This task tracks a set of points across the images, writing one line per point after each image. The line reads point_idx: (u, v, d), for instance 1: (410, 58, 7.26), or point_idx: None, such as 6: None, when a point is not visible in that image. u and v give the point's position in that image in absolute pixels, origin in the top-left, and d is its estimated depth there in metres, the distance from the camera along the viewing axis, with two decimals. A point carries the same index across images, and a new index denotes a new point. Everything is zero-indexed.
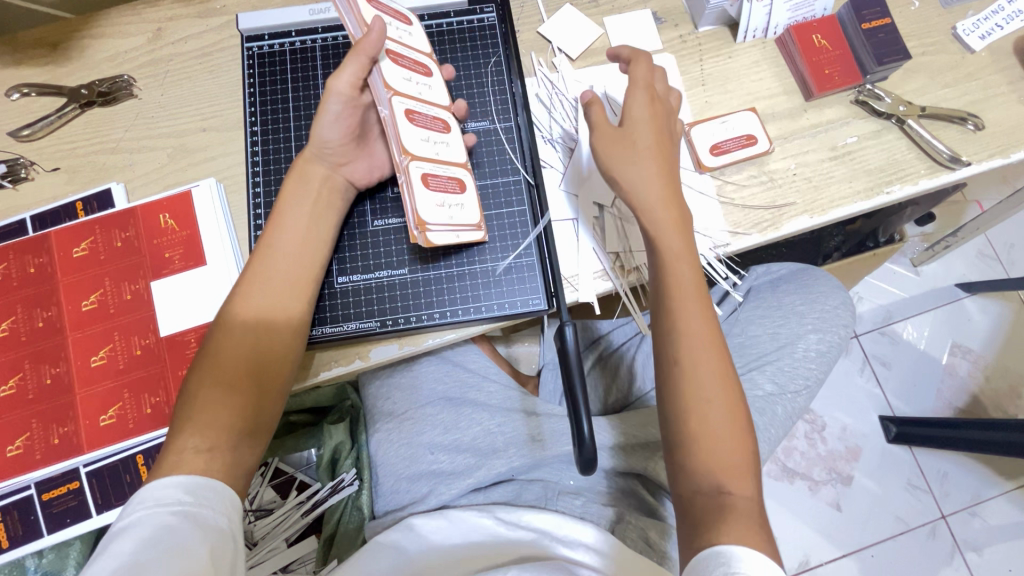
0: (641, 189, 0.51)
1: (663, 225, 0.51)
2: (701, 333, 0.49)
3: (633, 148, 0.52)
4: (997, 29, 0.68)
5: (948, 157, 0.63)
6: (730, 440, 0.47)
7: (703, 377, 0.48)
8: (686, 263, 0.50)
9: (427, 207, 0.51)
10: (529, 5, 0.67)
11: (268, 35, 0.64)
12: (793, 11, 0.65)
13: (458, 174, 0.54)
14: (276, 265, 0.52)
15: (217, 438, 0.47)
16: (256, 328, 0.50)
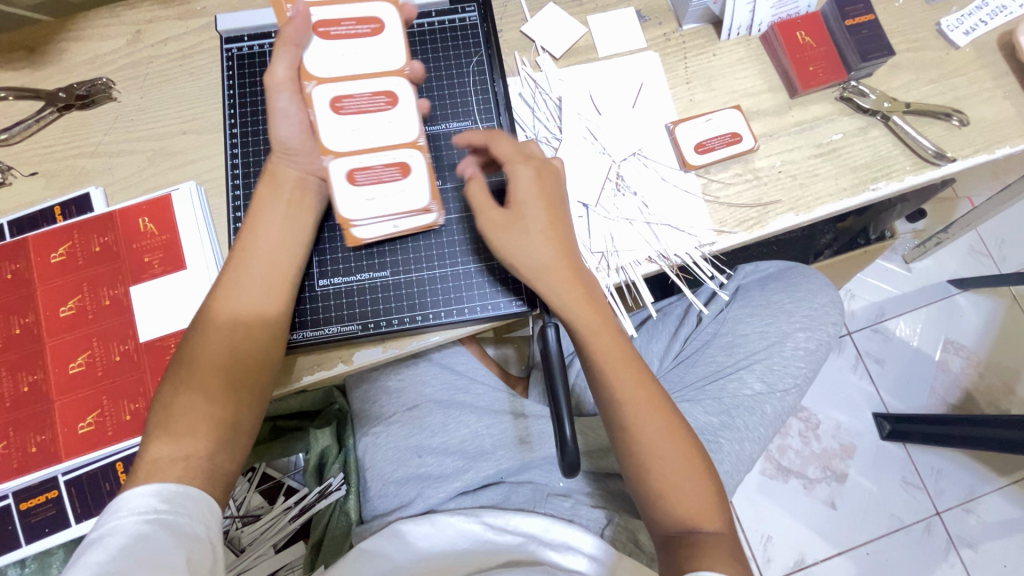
0: (542, 271, 0.51)
1: (575, 303, 0.51)
2: (640, 398, 0.52)
3: (529, 230, 0.51)
4: (982, 24, 0.67)
5: (933, 153, 0.63)
6: (683, 481, 0.50)
7: (651, 436, 0.51)
8: (608, 337, 0.52)
9: (349, 200, 0.54)
10: (512, 4, 0.67)
11: (247, 36, 0.62)
12: (777, 8, 0.65)
13: (397, 156, 0.54)
14: (252, 269, 0.51)
15: (194, 448, 0.46)
16: (234, 333, 0.50)
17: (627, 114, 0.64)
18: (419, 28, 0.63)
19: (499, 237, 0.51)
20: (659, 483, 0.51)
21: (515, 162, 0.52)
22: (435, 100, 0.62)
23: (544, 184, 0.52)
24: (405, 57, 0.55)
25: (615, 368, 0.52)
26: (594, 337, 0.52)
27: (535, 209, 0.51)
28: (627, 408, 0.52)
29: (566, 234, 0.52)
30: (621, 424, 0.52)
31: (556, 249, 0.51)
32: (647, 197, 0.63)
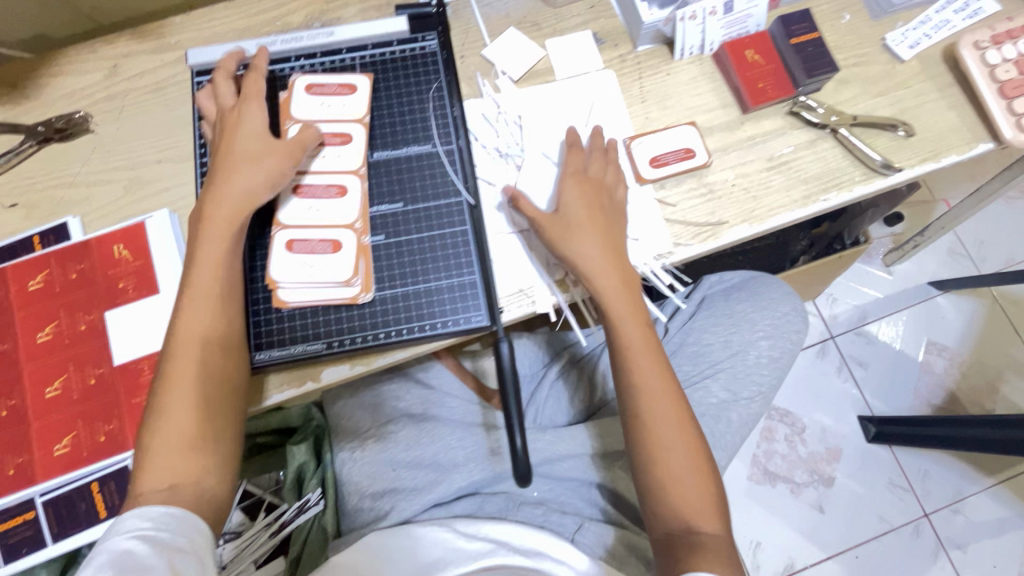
0: (594, 266, 0.58)
1: (616, 300, 0.58)
2: (662, 394, 0.57)
3: (583, 231, 0.59)
4: (926, 38, 0.70)
5: (880, 164, 0.65)
6: (688, 480, 0.55)
7: (660, 434, 0.56)
8: (640, 335, 0.58)
9: (280, 263, 0.57)
10: (473, 31, 0.70)
11: (216, 69, 0.64)
12: (727, 28, 0.68)
13: (333, 235, 0.58)
14: (198, 295, 0.53)
15: (180, 474, 0.49)
16: (190, 361, 0.52)
17: (583, 133, 0.67)
18: (379, 57, 0.65)
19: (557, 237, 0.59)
20: (665, 478, 0.56)
21: (573, 176, 0.61)
22: (380, 128, 0.64)
23: (600, 196, 0.61)
24: (360, 162, 0.61)
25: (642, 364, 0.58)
26: (630, 331, 0.58)
27: (585, 220, 0.59)
28: (646, 400, 0.57)
29: (615, 238, 0.60)
30: (635, 415, 0.57)
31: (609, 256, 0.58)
32: None
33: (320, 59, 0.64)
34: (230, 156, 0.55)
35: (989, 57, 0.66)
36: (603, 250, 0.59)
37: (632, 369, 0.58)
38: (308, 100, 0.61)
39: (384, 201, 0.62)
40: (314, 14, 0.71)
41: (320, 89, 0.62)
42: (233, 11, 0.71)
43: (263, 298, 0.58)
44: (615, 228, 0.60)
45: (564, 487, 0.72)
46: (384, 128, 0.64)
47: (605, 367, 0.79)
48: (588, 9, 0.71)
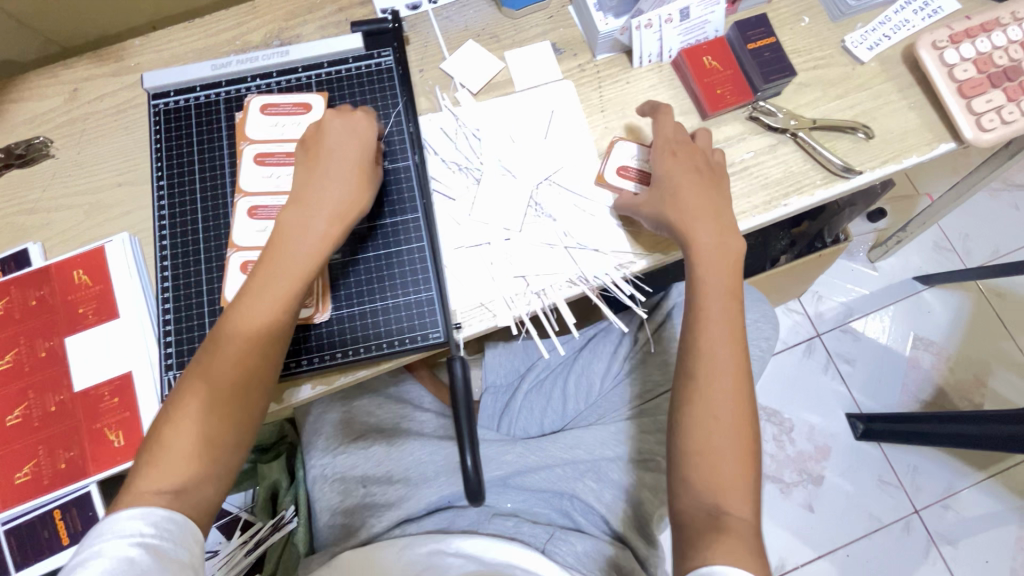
0: (687, 217, 0.57)
1: (703, 258, 0.56)
2: (725, 366, 0.53)
3: (689, 188, 0.58)
4: (885, 39, 0.70)
5: (841, 167, 0.65)
6: (732, 457, 0.51)
7: (716, 411, 0.52)
8: (722, 299, 0.55)
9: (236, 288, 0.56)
10: (432, 45, 0.70)
11: (174, 92, 0.64)
12: (685, 35, 0.68)
13: None
14: (272, 286, 0.50)
15: (184, 477, 0.46)
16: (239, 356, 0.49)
17: (541, 145, 0.67)
18: (336, 74, 0.65)
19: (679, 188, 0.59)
20: (697, 447, 0.51)
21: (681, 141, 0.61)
22: None
23: (705, 164, 0.60)
24: None
25: (709, 330, 0.54)
26: (712, 293, 0.55)
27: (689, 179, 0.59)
28: (707, 365, 0.53)
29: (716, 204, 0.59)
30: (688, 375, 0.54)
31: (713, 218, 0.58)
32: (564, 222, 0.64)
33: (276, 79, 0.64)
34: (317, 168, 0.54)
35: (948, 56, 0.66)
36: (698, 210, 0.58)
37: (699, 330, 0.55)
38: (262, 120, 0.61)
39: None
40: (274, 33, 0.71)
41: (275, 109, 0.62)
42: (192, 31, 0.71)
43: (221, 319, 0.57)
44: (712, 197, 0.59)
45: (535, 499, 0.71)
46: None
47: (574, 377, 0.79)
48: (546, 19, 0.71)
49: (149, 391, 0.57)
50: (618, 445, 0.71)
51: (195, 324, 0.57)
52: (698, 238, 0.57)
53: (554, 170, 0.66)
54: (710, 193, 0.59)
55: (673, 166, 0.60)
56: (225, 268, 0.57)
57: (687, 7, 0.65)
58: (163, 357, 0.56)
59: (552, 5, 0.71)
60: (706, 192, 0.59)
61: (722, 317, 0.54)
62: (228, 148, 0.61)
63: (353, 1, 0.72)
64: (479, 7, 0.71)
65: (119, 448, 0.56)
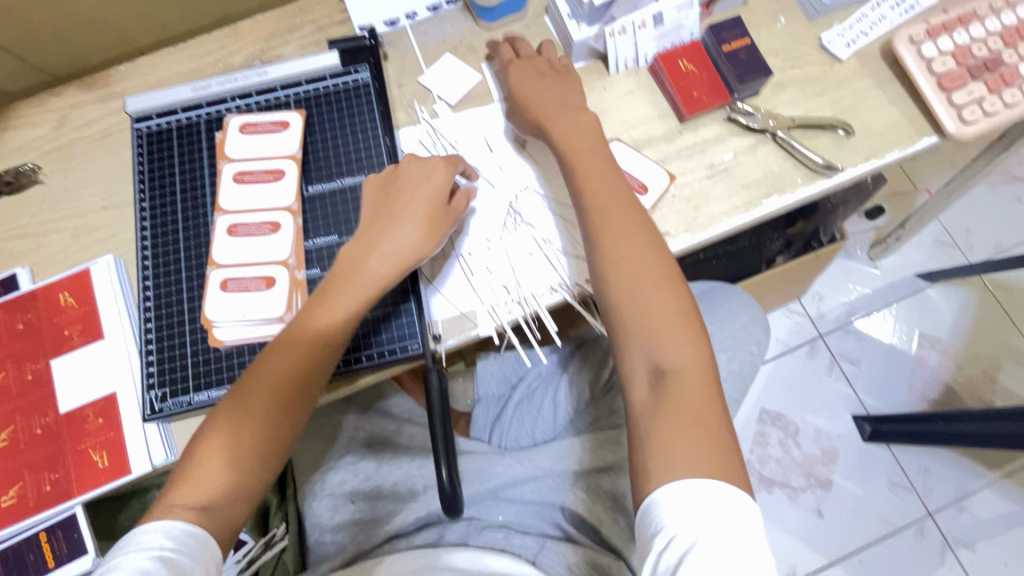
0: (545, 115, 0.61)
1: (578, 150, 0.59)
2: (648, 256, 0.54)
3: (541, 92, 0.62)
4: (863, 35, 0.69)
5: (822, 165, 0.64)
6: (673, 355, 0.50)
7: (652, 319, 0.52)
8: (620, 201, 0.56)
9: (216, 305, 0.57)
10: (409, 59, 0.70)
11: (156, 115, 0.65)
12: (660, 40, 0.68)
13: (267, 271, 0.57)
14: (340, 303, 0.53)
15: (216, 487, 0.47)
16: (283, 377, 0.50)
17: (519, 152, 0.66)
18: (314, 92, 0.66)
19: (528, 98, 0.62)
20: (637, 324, 0.52)
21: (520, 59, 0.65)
22: (315, 163, 0.63)
23: (549, 69, 0.64)
24: (294, 196, 0.60)
25: (619, 220, 0.55)
26: (615, 219, 0.55)
27: (538, 90, 0.63)
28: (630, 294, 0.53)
29: (569, 95, 0.63)
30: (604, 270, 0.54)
31: (592, 145, 0.59)
32: (544, 229, 0.64)
33: (255, 99, 0.65)
34: (396, 206, 0.56)
35: (925, 50, 0.66)
36: (560, 111, 0.61)
37: (600, 211, 0.56)
38: (241, 139, 0.62)
39: (318, 235, 0.60)
40: (256, 54, 0.73)
41: (254, 128, 0.62)
42: (176, 55, 0.73)
43: (201, 336, 0.57)
44: (561, 86, 0.63)
45: (526, 512, 0.68)
46: (318, 161, 0.63)
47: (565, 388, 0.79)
48: (523, 29, 0.72)
49: (132, 410, 0.58)
50: (607, 454, 0.70)
51: (177, 342, 0.57)
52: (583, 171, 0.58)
53: (533, 178, 0.66)
54: (571, 111, 0.61)
55: (523, 77, 0.64)
56: (205, 286, 0.58)
57: (660, 13, 0.65)
58: (145, 375, 0.57)
59: (527, 15, 0.72)
60: (570, 110, 0.61)
61: (620, 236, 0.55)
62: (209, 169, 0.62)
63: (332, 20, 0.73)
64: (455, 20, 0.72)
65: (103, 468, 0.56)
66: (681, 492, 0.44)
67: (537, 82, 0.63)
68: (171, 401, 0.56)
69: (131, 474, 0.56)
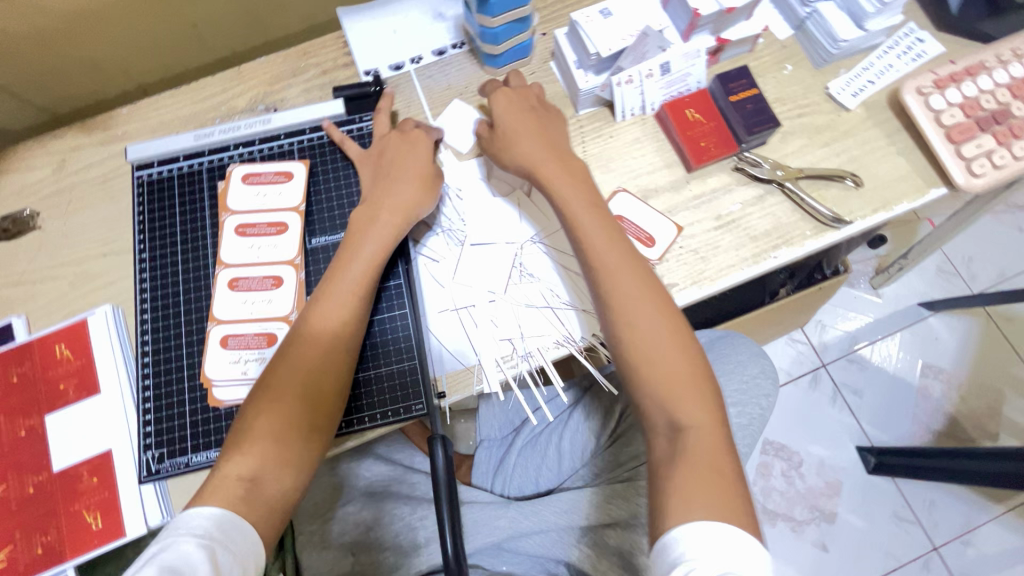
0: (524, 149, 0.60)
1: (579, 204, 0.57)
2: (655, 318, 0.53)
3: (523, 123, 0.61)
4: (870, 84, 0.69)
5: (830, 218, 0.64)
6: (690, 408, 0.50)
7: (671, 373, 0.51)
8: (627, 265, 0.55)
9: (216, 362, 0.56)
10: (415, 105, 0.70)
11: (157, 163, 0.64)
12: (667, 88, 0.67)
13: (269, 328, 0.56)
14: (337, 300, 0.54)
15: (259, 466, 0.48)
16: (314, 366, 0.52)
17: (524, 202, 0.66)
18: (317, 140, 0.65)
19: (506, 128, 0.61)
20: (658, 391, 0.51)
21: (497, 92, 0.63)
22: (318, 214, 0.62)
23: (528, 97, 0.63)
24: (297, 250, 0.59)
25: (625, 287, 0.54)
26: (618, 278, 0.54)
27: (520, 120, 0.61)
28: (640, 343, 0.52)
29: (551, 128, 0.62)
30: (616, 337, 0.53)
31: (585, 192, 0.58)
32: (549, 282, 0.63)
33: (258, 147, 0.64)
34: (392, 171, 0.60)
35: (934, 102, 0.65)
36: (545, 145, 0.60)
37: (613, 277, 0.54)
38: (244, 190, 0.61)
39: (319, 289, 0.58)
40: (259, 97, 0.72)
41: (257, 178, 0.62)
42: (179, 97, 0.72)
43: (199, 396, 0.56)
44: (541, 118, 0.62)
45: (532, 566, 0.68)
46: (321, 213, 0.62)
47: (569, 436, 0.77)
48: (529, 75, 0.71)
49: (127, 469, 0.56)
50: (614, 509, 0.68)
51: (174, 401, 0.56)
52: (580, 222, 0.57)
53: (540, 231, 0.65)
54: (562, 157, 0.60)
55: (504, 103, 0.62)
56: (205, 343, 0.57)
57: (667, 62, 0.65)
58: (142, 436, 0.55)
59: (533, 61, 0.72)
60: (560, 157, 0.60)
61: (624, 293, 0.54)
62: (209, 221, 0.61)
63: (337, 63, 0.73)
64: (461, 65, 0.72)
65: (97, 530, 0.55)
66: (697, 531, 0.43)
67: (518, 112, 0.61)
68: (168, 462, 0.55)
69: (125, 536, 0.55)
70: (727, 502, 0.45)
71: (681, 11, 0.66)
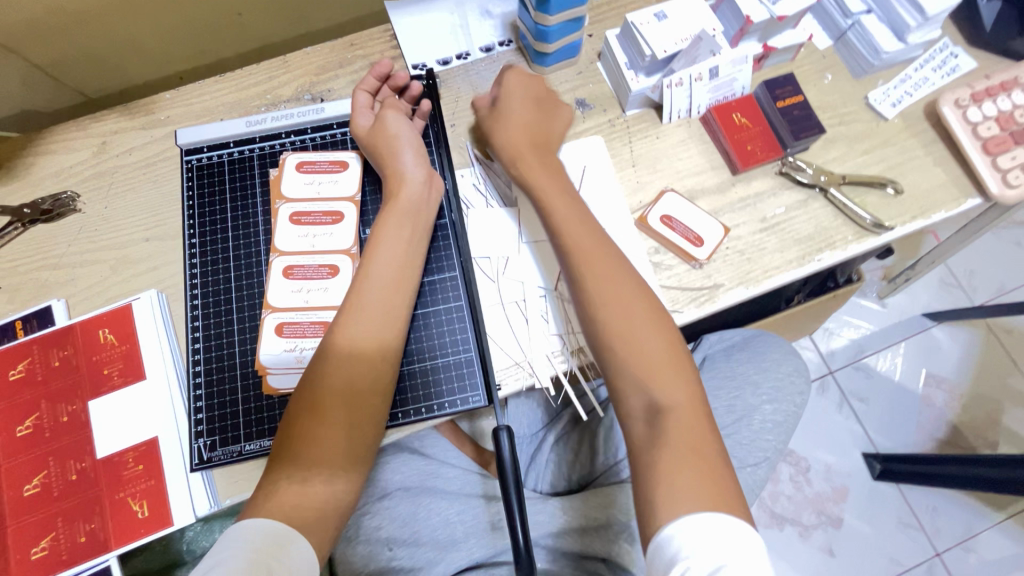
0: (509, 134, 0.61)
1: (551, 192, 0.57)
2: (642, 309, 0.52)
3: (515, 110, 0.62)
4: (907, 96, 0.71)
5: (871, 223, 0.65)
6: (666, 387, 0.49)
7: (653, 359, 0.50)
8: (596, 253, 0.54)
9: (271, 350, 0.56)
10: (463, 100, 0.70)
11: (206, 148, 0.64)
12: (714, 92, 0.69)
13: (325, 317, 0.56)
14: (367, 304, 0.54)
15: (313, 477, 0.49)
16: (357, 370, 0.52)
17: None
18: None
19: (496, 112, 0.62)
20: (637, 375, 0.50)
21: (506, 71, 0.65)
22: (373, 203, 0.62)
23: (534, 86, 0.64)
24: (353, 239, 0.59)
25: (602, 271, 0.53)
26: (596, 266, 0.53)
27: (515, 104, 0.62)
28: (625, 330, 0.51)
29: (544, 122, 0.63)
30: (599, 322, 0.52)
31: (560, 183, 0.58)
32: None
33: (310, 135, 0.64)
34: (389, 150, 0.60)
35: (971, 115, 0.67)
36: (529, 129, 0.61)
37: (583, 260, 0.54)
38: (298, 178, 0.61)
39: None
40: (305, 87, 0.72)
41: (311, 167, 0.62)
42: (223, 85, 0.71)
43: (253, 383, 0.56)
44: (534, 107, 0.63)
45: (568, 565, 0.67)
46: (375, 203, 0.62)
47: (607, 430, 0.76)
48: (576, 74, 0.72)
49: (175, 457, 0.55)
50: (604, 511, 0.67)
51: (227, 388, 0.56)
52: (562, 214, 0.56)
53: None
54: (541, 146, 0.61)
55: (513, 89, 0.63)
56: (259, 330, 0.57)
57: (716, 67, 0.66)
58: (194, 424, 0.55)
59: (580, 62, 0.72)
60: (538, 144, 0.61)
61: (599, 277, 0.53)
62: (260, 209, 0.61)
63: (384, 56, 0.73)
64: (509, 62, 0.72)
65: (142, 519, 0.54)
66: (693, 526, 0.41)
67: (519, 94, 0.63)
68: (221, 450, 0.55)
69: (172, 526, 0.54)
70: (712, 483, 0.44)
71: (732, 17, 0.67)
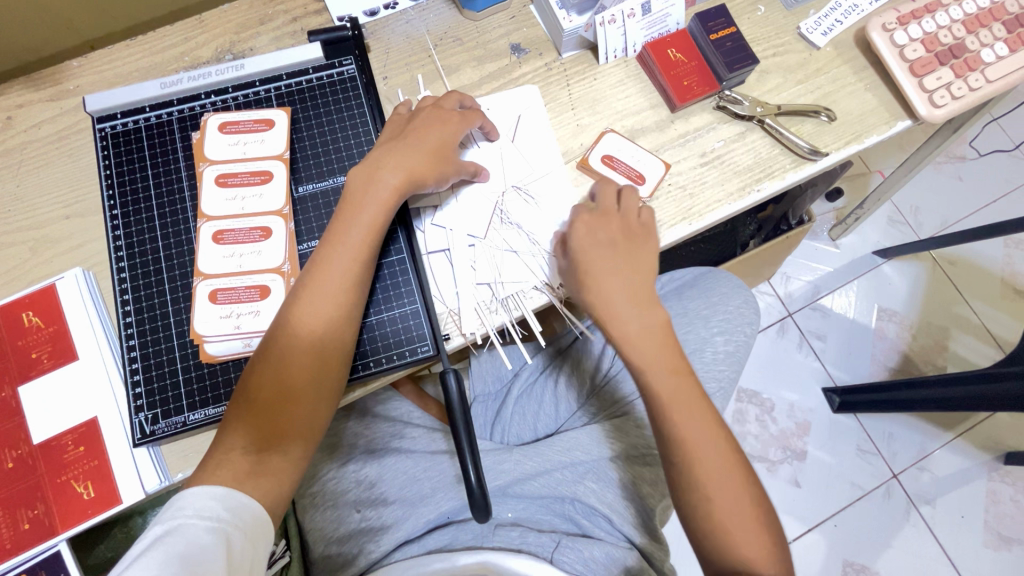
0: (615, 309, 0.55)
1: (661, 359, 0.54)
2: (722, 461, 0.52)
3: (600, 276, 0.56)
4: (838, 23, 0.72)
5: (807, 150, 0.66)
6: (765, 560, 0.51)
7: (734, 512, 0.52)
8: (686, 393, 0.53)
9: (206, 318, 0.54)
10: (394, 52, 0.67)
11: (120, 114, 0.60)
12: (648, 29, 0.67)
13: (260, 280, 0.55)
14: (325, 285, 0.51)
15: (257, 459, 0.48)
16: (316, 351, 0.51)
17: (507, 147, 0.65)
18: (295, 86, 0.62)
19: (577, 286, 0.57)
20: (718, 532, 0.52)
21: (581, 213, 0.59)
22: (304, 162, 0.60)
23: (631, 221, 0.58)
24: (285, 200, 0.58)
25: (695, 420, 0.53)
26: (704, 446, 0.52)
27: (596, 253, 0.57)
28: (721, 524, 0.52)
29: (637, 264, 0.57)
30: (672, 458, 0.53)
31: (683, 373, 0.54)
32: (534, 223, 0.62)
33: (232, 94, 0.61)
34: (406, 142, 0.56)
35: (897, 38, 0.68)
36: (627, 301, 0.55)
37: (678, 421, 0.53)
38: (221, 139, 0.59)
39: (312, 238, 0.58)
40: (225, 46, 0.68)
41: (234, 127, 0.60)
42: (135, 49, 0.67)
43: (191, 352, 0.55)
44: (630, 249, 0.57)
45: (532, 509, 0.68)
46: (307, 162, 0.60)
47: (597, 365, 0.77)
48: (509, 19, 0.70)
49: (117, 435, 0.53)
50: (634, 436, 0.70)
51: (165, 360, 0.54)
52: (689, 438, 0.53)
53: (524, 178, 0.64)
54: (646, 301, 0.55)
55: (584, 233, 0.57)
56: (192, 298, 0.55)
57: (647, 2, 0.65)
58: (132, 399, 0.53)
59: (512, 5, 0.70)
60: (642, 298, 0.55)
61: (713, 489, 0.52)
62: (185, 176, 0.59)
63: (307, 10, 0.69)
64: (439, 10, 0.69)
65: (89, 500, 0.52)
66: None
67: (600, 246, 0.57)
68: (163, 422, 0.53)
69: (121, 503, 0.52)
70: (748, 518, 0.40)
71: None
